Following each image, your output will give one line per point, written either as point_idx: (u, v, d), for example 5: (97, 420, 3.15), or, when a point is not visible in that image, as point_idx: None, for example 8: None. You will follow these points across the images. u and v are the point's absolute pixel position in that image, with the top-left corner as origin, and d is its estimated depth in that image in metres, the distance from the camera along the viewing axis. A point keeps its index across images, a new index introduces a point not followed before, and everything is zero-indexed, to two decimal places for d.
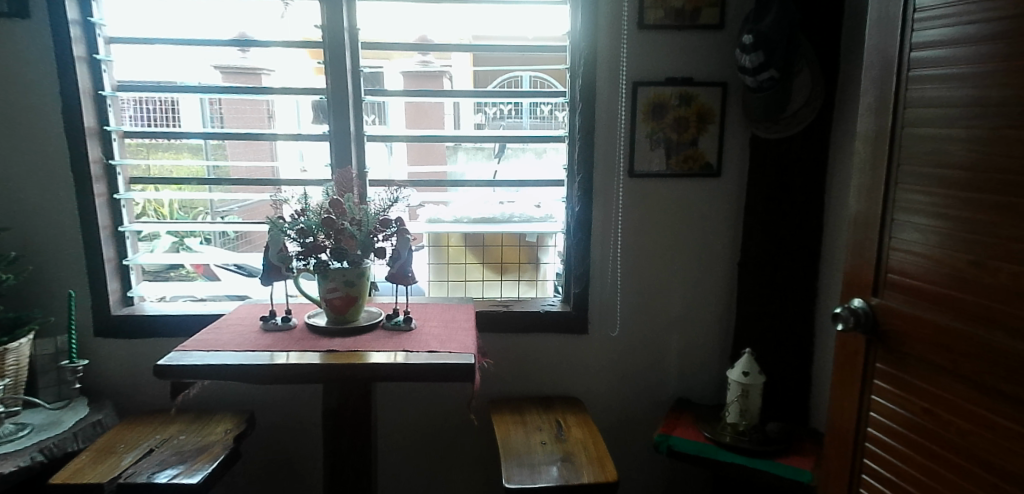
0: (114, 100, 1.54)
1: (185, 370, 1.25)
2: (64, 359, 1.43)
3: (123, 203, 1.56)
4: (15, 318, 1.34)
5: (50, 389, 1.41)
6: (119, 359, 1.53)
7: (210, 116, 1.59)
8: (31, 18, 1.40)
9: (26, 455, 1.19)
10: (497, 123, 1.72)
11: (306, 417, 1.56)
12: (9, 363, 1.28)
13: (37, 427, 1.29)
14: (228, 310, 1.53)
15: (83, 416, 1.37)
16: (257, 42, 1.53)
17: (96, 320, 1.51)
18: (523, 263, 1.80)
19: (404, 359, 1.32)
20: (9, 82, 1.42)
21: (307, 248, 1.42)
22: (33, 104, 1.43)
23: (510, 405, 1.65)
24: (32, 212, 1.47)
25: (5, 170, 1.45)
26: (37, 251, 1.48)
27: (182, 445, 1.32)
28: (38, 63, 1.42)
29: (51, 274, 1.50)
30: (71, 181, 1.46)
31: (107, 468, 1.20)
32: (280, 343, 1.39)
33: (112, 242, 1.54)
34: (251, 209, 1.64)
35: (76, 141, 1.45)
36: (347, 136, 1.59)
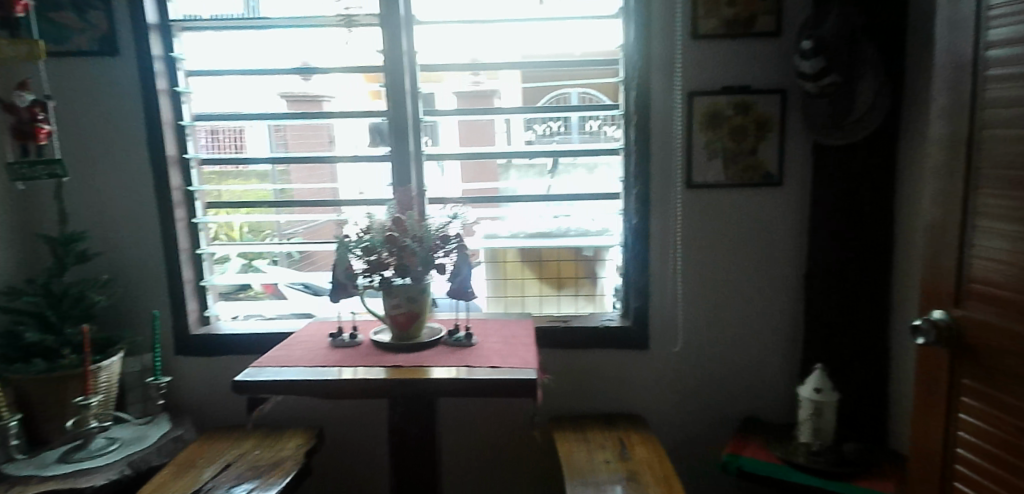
0: (193, 129, 1.63)
1: (259, 385, 1.32)
2: (150, 375, 1.49)
3: (201, 226, 1.65)
4: (106, 338, 1.39)
5: (136, 405, 1.46)
6: (197, 377, 1.58)
7: (276, 142, 1.65)
8: (120, 55, 1.45)
9: (116, 469, 1.26)
10: (548, 139, 1.73)
11: (370, 435, 1.57)
12: (100, 381, 1.33)
13: (125, 442, 1.36)
14: (298, 327, 1.57)
15: (166, 431, 1.42)
16: (318, 69, 1.60)
17: (178, 339, 1.57)
18: (580, 278, 1.78)
19: (466, 374, 1.34)
20: (100, 116, 1.48)
21: (372, 266, 1.49)
22: (120, 137, 1.49)
23: (572, 422, 1.64)
24: (120, 238, 1.54)
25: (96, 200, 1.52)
26: (126, 274, 1.56)
27: (257, 460, 1.37)
28: (126, 98, 1.47)
29: (139, 295, 1.56)
30: (156, 207, 1.51)
31: (189, 482, 1.26)
32: (348, 359, 1.43)
33: (191, 264, 1.63)
34: (314, 230, 1.68)
35: (160, 170, 1.49)
36: (407, 155, 1.64)
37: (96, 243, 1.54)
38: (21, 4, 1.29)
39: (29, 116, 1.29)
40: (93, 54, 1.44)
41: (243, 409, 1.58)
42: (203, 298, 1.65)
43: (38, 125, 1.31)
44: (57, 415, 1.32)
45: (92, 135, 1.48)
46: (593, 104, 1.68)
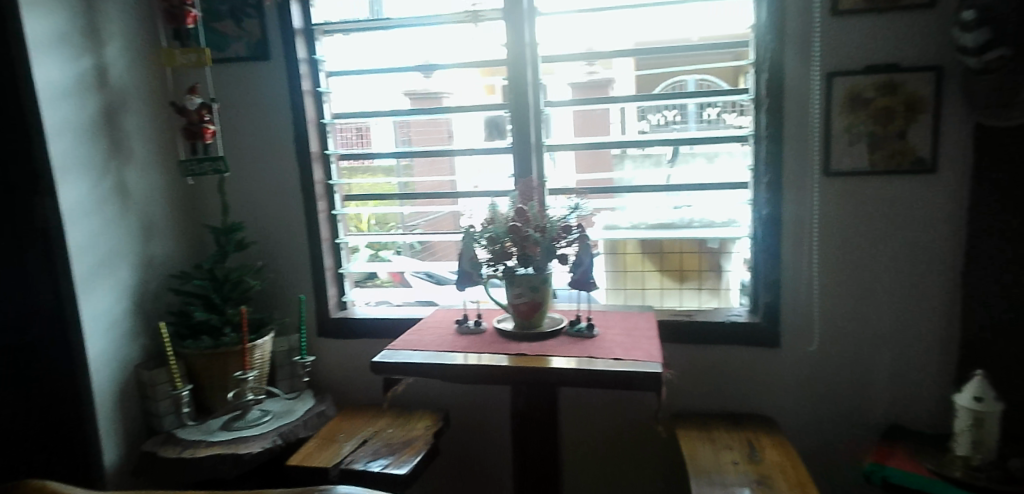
0: (333, 127, 1.73)
1: (394, 365, 1.40)
2: (297, 354, 1.59)
3: (339, 217, 1.75)
4: (261, 318, 1.52)
5: (285, 381, 1.59)
6: (338, 357, 1.69)
7: (401, 138, 1.72)
8: (271, 59, 1.57)
9: (269, 438, 1.37)
10: (665, 128, 1.67)
11: (494, 421, 1.60)
12: (255, 357, 1.46)
13: (276, 414, 1.48)
14: (426, 314, 1.64)
15: (311, 406, 1.53)
16: (439, 66, 1.65)
17: (320, 321, 1.69)
18: (703, 271, 1.73)
19: (586, 364, 1.33)
20: (254, 116, 1.61)
21: (495, 254, 1.52)
22: (271, 134, 1.61)
23: (697, 420, 1.59)
24: (271, 228, 1.67)
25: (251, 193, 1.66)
26: (276, 262, 1.69)
27: (390, 438, 1.45)
28: (276, 98, 1.59)
29: (286, 281, 1.70)
30: (302, 199, 1.64)
31: (331, 454, 1.36)
32: (474, 345, 1.48)
33: (332, 252, 1.74)
34: (436, 221, 1.73)
35: (305, 165, 1.61)
36: (528, 147, 1.63)
37: (252, 232, 1.69)
38: (191, 16, 1.42)
39: (197, 118, 1.42)
40: (249, 59, 1.57)
41: (378, 389, 1.68)
42: (341, 284, 1.76)
43: (204, 125, 1.44)
44: (219, 387, 1.46)
45: (247, 134, 1.63)
46: (711, 90, 1.59)
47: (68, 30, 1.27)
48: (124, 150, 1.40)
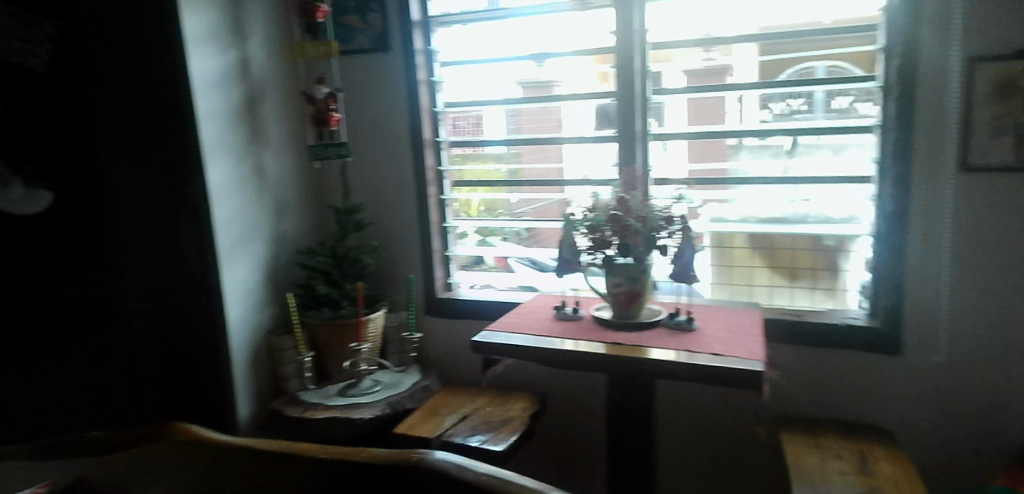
0: (445, 115, 1.80)
1: (493, 346, 1.46)
2: (405, 330, 1.68)
3: (449, 202, 1.84)
4: (375, 294, 1.62)
5: (395, 355, 1.69)
6: (443, 336, 1.78)
7: (512, 126, 1.76)
8: (390, 51, 1.66)
9: (378, 407, 1.48)
10: (787, 119, 1.59)
11: (590, 409, 1.63)
12: (368, 331, 1.56)
13: (385, 385, 1.58)
14: (525, 298, 1.68)
15: (417, 380, 1.62)
16: (552, 54, 1.67)
17: (428, 300, 1.78)
18: (818, 269, 1.65)
19: (686, 357, 1.31)
20: (373, 105, 1.71)
21: (596, 243, 1.53)
22: (388, 122, 1.71)
23: (803, 426, 1.52)
24: (386, 210, 1.78)
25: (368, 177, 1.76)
26: (389, 243, 1.80)
27: (488, 416, 1.51)
28: (394, 88, 1.68)
29: (398, 260, 1.80)
30: (414, 184, 1.73)
31: (434, 426, 1.44)
32: (571, 331, 1.50)
33: (440, 235, 1.82)
34: (543, 209, 1.75)
35: (418, 151, 1.69)
36: (633, 136, 1.63)
37: (370, 214, 1.80)
38: (321, 11, 1.53)
39: (324, 107, 1.53)
40: (372, 51, 1.67)
41: (479, 368, 1.75)
42: (447, 267, 1.84)
43: (330, 113, 1.54)
44: (337, 356, 1.57)
45: (367, 121, 1.73)
46: (844, 77, 1.49)
47: (218, 25, 1.40)
48: (261, 135, 1.53)
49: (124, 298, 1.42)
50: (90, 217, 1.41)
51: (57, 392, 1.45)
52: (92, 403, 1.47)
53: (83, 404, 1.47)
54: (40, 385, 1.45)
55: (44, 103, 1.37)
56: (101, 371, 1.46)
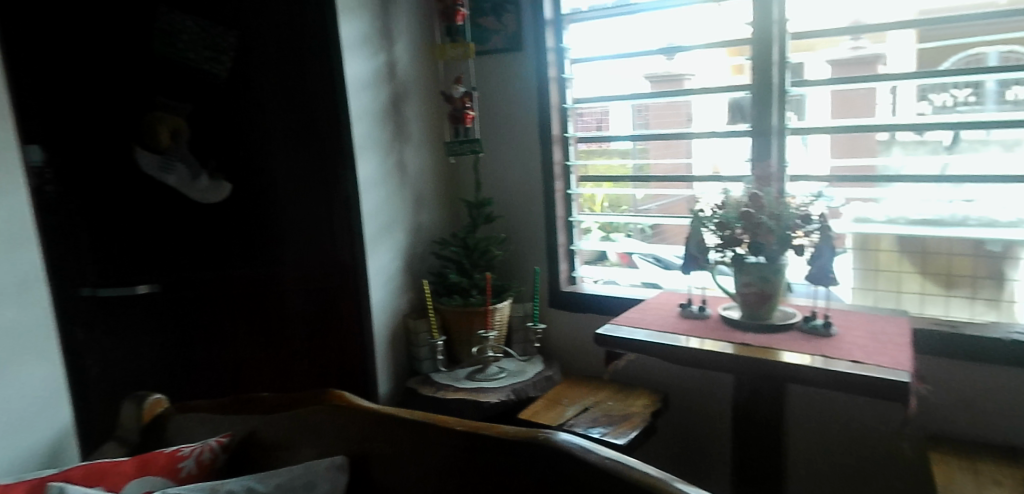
0: (573, 112, 1.83)
1: (616, 340, 1.47)
2: (530, 321, 1.73)
3: (574, 196, 1.87)
4: (502, 285, 1.68)
5: (519, 345, 1.73)
6: (566, 328, 1.82)
7: (639, 121, 1.75)
8: (523, 50, 1.72)
9: (504, 392, 1.53)
10: (949, 112, 1.45)
11: (715, 411, 1.59)
12: (496, 319, 1.62)
13: (510, 372, 1.63)
14: (649, 295, 1.68)
15: (540, 370, 1.66)
16: (683, 48, 1.64)
17: (552, 292, 1.82)
18: (979, 277, 1.49)
19: (822, 363, 1.23)
20: (505, 102, 1.78)
21: (725, 240, 1.49)
22: (519, 119, 1.77)
23: (959, 449, 1.37)
24: (514, 204, 1.84)
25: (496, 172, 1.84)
26: (516, 236, 1.86)
27: (609, 410, 1.52)
28: (524, 85, 1.74)
29: (524, 252, 1.86)
30: (541, 178, 1.78)
31: (556, 415, 1.48)
32: (697, 329, 1.48)
33: (566, 229, 1.86)
34: (670, 206, 1.74)
35: (546, 146, 1.74)
36: (769, 130, 1.57)
37: (498, 207, 1.87)
38: (460, 15, 1.61)
39: (460, 105, 1.62)
40: (505, 51, 1.74)
41: (602, 362, 1.76)
42: (571, 261, 1.88)
43: (466, 111, 1.63)
44: (466, 342, 1.65)
45: (498, 119, 1.81)
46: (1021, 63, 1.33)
47: (369, 30, 1.52)
48: (404, 132, 1.64)
49: (283, 279, 1.55)
50: (260, 206, 1.56)
51: (228, 363, 1.61)
52: (257, 374, 1.62)
53: (249, 375, 1.62)
54: (217, 357, 1.61)
55: (223, 103, 1.53)
56: (263, 345, 1.60)
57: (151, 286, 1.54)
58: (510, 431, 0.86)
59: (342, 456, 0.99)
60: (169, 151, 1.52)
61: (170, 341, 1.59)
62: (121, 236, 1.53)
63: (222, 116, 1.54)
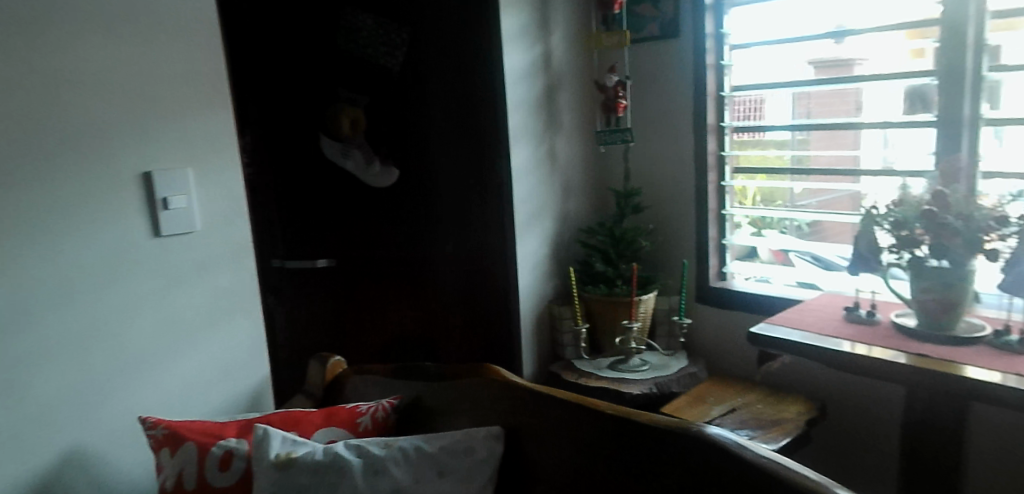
0: (731, 99, 1.76)
1: (772, 341, 1.38)
2: (675, 314, 1.70)
3: (727, 188, 1.79)
4: (647, 276, 1.65)
5: (663, 338, 1.71)
6: (715, 324, 1.76)
7: (800, 110, 1.64)
8: (679, 36, 1.69)
9: (646, 385, 1.50)
10: None
11: (883, 425, 1.47)
12: (640, 311, 1.61)
13: (652, 366, 1.60)
14: (808, 296, 1.58)
15: (684, 365, 1.61)
16: (855, 31, 1.50)
17: (699, 287, 1.77)
18: None
19: (1013, 382, 1.07)
20: (658, 91, 1.77)
21: (901, 242, 1.35)
22: (673, 106, 1.75)
23: None
24: (664, 195, 1.82)
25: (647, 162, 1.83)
26: (664, 227, 1.84)
27: (759, 413, 1.45)
28: (681, 73, 1.72)
29: (672, 245, 1.83)
30: (693, 168, 1.74)
31: (701, 413, 1.44)
32: (864, 336, 1.36)
33: (717, 222, 1.80)
34: (830, 202, 1.62)
35: (701, 134, 1.70)
36: (960, 121, 1.40)
37: (647, 198, 1.86)
38: (617, 3, 1.61)
39: (614, 94, 1.62)
40: (661, 39, 1.73)
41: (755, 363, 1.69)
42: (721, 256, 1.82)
43: (618, 100, 1.63)
44: (610, 331, 1.64)
45: (651, 107, 1.80)
46: None
47: (529, 22, 1.56)
48: (557, 121, 1.67)
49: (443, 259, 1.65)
50: (424, 190, 1.66)
51: (388, 336, 1.74)
52: (412, 348, 1.73)
53: (406, 347, 1.73)
54: (380, 329, 1.73)
55: (395, 93, 1.64)
56: (420, 321, 1.71)
57: (330, 260, 1.71)
58: (659, 420, 0.86)
59: (496, 425, 1.03)
60: (348, 139, 1.65)
61: (338, 313, 1.74)
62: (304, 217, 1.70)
63: (393, 107, 1.65)
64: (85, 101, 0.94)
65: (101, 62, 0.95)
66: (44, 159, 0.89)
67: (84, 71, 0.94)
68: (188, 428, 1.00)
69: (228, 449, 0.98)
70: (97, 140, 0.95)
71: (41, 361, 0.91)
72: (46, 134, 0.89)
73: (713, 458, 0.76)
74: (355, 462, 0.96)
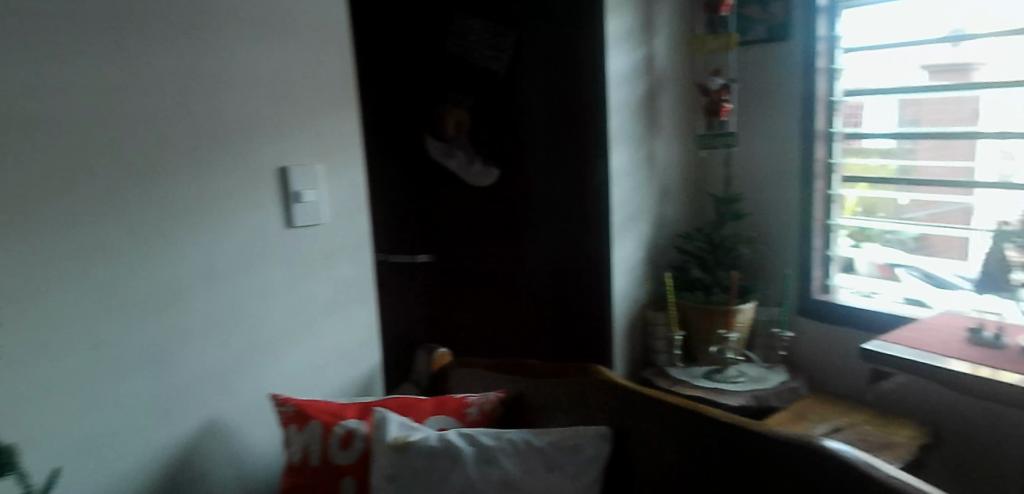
0: (842, 105, 1.64)
1: (886, 359, 1.29)
2: (774, 327, 1.65)
3: (835, 198, 1.68)
4: (747, 286, 1.61)
5: (761, 350, 1.68)
6: (818, 338, 1.69)
7: (907, 118, 1.52)
8: (790, 39, 1.65)
9: (744, 397, 1.44)
10: None
11: (1012, 459, 1.35)
12: (738, 320, 1.56)
13: (750, 378, 1.54)
14: (920, 317, 1.46)
15: (784, 380, 1.54)
16: (975, 35, 1.38)
17: (802, 299, 1.71)
18: None
19: None
20: (765, 96, 1.73)
21: None
22: (780, 112, 1.70)
23: None
24: (767, 202, 1.77)
25: (749, 169, 1.80)
26: (766, 235, 1.79)
27: (867, 434, 1.38)
28: (789, 77, 1.67)
29: (774, 254, 1.78)
30: (799, 175, 1.69)
31: (803, 429, 1.39)
32: (992, 360, 1.24)
33: (822, 234, 1.71)
34: (942, 216, 1.50)
35: (808, 140, 1.65)
36: None
37: (749, 205, 1.82)
38: (725, 5, 1.59)
39: (717, 98, 1.60)
40: (769, 42, 1.69)
41: (863, 381, 1.60)
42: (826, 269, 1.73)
43: (722, 104, 1.60)
44: (704, 340, 1.60)
45: (756, 112, 1.76)
46: None
47: (633, 24, 1.56)
48: (657, 125, 1.66)
49: (541, 261, 1.67)
50: (522, 194, 1.67)
51: (483, 331, 1.79)
52: (506, 345, 1.77)
53: (498, 343, 1.77)
54: (476, 325, 1.78)
55: (497, 97, 1.66)
56: (515, 320, 1.74)
57: (429, 256, 1.76)
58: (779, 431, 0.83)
59: (606, 425, 1.02)
60: (451, 138, 1.69)
61: (437, 308, 1.78)
62: (410, 215, 1.74)
63: (496, 107, 1.67)
64: (230, 100, 1.02)
65: (246, 66, 1.04)
66: (198, 154, 0.99)
67: (232, 73, 1.02)
68: (314, 407, 1.07)
69: (348, 429, 1.04)
70: (240, 136, 1.04)
71: (190, 337, 1.01)
72: (200, 131, 0.99)
73: (839, 479, 0.72)
74: (467, 451, 0.99)
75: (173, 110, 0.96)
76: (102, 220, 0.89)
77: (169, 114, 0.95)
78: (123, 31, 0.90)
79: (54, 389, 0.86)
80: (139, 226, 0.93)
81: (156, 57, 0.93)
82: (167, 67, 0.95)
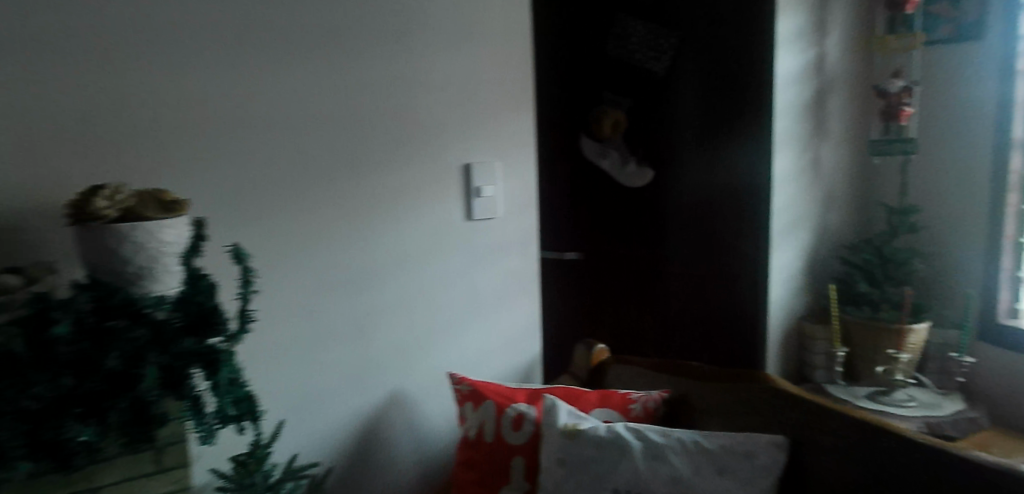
0: None
1: None
2: (952, 351, 1.53)
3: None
4: (921, 303, 1.49)
5: (934, 373, 1.56)
6: (1005, 369, 1.51)
7: None
8: (984, 38, 1.51)
9: (918, 422, 1.32)
10: None
11: None
12: (910, 341, 1.45)
13: (921, 404, 1.41)
14: None
15: (963, 409, 1.39)
16: None
17: (984, 323, 1.56)
18: None
19: None
20: (951, 100, 1.60)
21: None
22: (970, 117, 1.57)
23: None
24: (948, 215, 1.64)
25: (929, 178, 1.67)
26: (943, 251, 1.65)
27: None
28: (981, 79, 1.53)
29: (953, 272, 1.63)
30: (989, 186, 1.54)
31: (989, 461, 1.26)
32: None
33: (1012, 254, 1.52)
34: None
35: (1002, 149, 1.50)
36: None
37: (924, 217, 1.69)
38: (911, 3, 1.49)
39: (897, 101, 1.50)
40: (959, 42, 1.56)
41: None
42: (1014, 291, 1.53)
43: (903, 107, 1.50)
44: (869, 359, 1.52)
45: (939, 117, 1.63)
46: None
47: (806, 24, 1.50)
48: (824, 129, 1.58)
49: (692, 265, 1.66)
50: (677, 195, 1.68)
51: (627, 332, 1.79)
52: (649, 349, 1.75)
53: (641, 346, 1.77)
54: (622, 325, 1.80)
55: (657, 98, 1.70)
56: (660, 324, 1.73)
57: (577, 254, 1.86)
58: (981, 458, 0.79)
59: (782, 435, 0.99)
60: (607, 139, 1.74)
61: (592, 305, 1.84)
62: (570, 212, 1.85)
63: (652, 111, 1.71)
64: (426, 99, 1.12)
65: (441, 70, 1.13)
66: (401, 149, 1.10)
67: (429, 75, 1.12)
68: (488, 389, 1.15)
69: (520, 412, 1.11)
70: (434, 135, 1.14)
71: (385, 314, 1.12)
72: (403, 130, 1.10)
73: None
74: (636, 446, 1.01)
75: (379, 109, 1.07)
76: (321, 206, 1.02)
77: (376, 113, 1.07)
78: (349, 41, 1.04)
79: (284, 351, 1.00)
80: (352, 212, 1.06)
81: (368, 62, 1.06)
82: (376, 71, 1.07)
